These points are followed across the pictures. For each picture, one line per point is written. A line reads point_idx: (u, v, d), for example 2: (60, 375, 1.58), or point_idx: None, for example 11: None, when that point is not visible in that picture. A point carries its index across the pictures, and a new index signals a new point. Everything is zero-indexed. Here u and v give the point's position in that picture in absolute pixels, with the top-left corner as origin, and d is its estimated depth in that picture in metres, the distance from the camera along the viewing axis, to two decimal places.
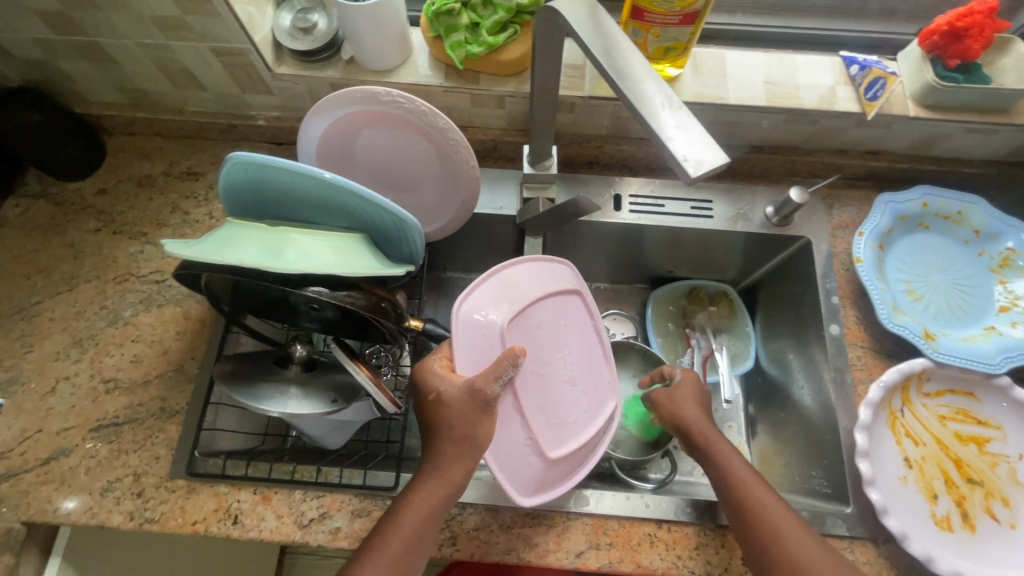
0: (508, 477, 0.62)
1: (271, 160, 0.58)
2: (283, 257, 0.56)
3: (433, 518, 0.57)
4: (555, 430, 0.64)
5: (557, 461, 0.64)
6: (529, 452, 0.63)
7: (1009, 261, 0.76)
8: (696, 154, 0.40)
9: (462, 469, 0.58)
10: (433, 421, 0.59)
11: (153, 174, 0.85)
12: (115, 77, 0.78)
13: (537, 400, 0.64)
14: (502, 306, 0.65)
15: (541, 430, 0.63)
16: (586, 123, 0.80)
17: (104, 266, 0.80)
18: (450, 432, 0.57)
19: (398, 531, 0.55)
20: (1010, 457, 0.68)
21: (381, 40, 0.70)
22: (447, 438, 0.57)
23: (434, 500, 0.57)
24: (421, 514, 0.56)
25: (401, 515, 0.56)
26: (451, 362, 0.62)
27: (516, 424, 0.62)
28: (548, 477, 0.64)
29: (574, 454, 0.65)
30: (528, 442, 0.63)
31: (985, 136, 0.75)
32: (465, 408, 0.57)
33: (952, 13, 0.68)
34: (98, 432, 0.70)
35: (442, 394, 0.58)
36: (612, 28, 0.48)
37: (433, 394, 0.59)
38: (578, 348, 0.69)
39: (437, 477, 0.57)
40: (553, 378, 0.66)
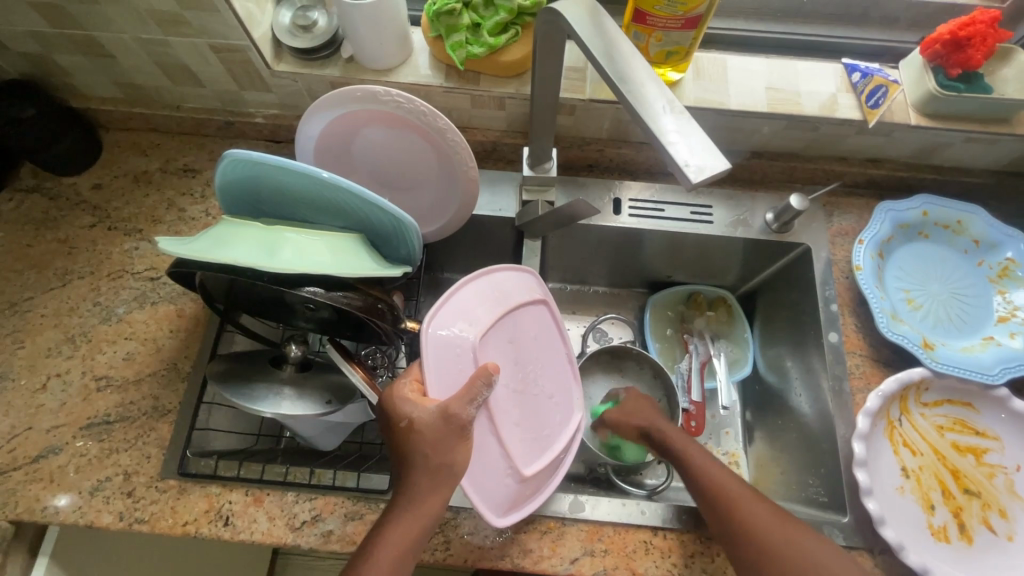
0: (485, 498, 0.61)
1: (268, 158, 0.58)
2: (279, 257, 0.55)
3: (411, 552, 0.54)
4: (528, 447, 0.65)
5: (533, 478, 0.64)
6: (503, 469, 0.63)
7: (1008, 271, 0.76)
8: (697, 159, 0.40)
9: (439, 497, 0.56)
10: (408, 450, 0.55)
11: (149, 170, 0.85)
12: (111, 72, 0.77)
13: (507, 417, 0.64)
14: (470, 324, 0.64)
15: (515, 447, 0.64)
16: (586, 126, 0.79)
17: (98, 262, 0.79)
18: (425, 460, 0.55)
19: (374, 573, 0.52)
20: (1008, 469, 0.68)
21: (381, 38, 0.69)
22: (422, 469, 0.55)
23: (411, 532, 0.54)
24: (395, 551, 0.53)
25: (378, 553, 0.53)
26: (421, 385, 0.59)
27: (490, 443, 0.62)
28: (522, 493, 0.64)
29: (546, 467, 0.66)
30: (503, 461, 0.63)
31: (985, 146, 0.75)
32: (440, 433, 0.55)
33: (954, 22, 0.67)
34: (89, 430, 0.69)
35: (416, 421, 0.55)
36: (613, 30, 0.47)
37: (405, 422, 0.55)
38: (544, 362, 0.70)
39: (411, 508, 0.55)
40: (522, 394, 0.67)
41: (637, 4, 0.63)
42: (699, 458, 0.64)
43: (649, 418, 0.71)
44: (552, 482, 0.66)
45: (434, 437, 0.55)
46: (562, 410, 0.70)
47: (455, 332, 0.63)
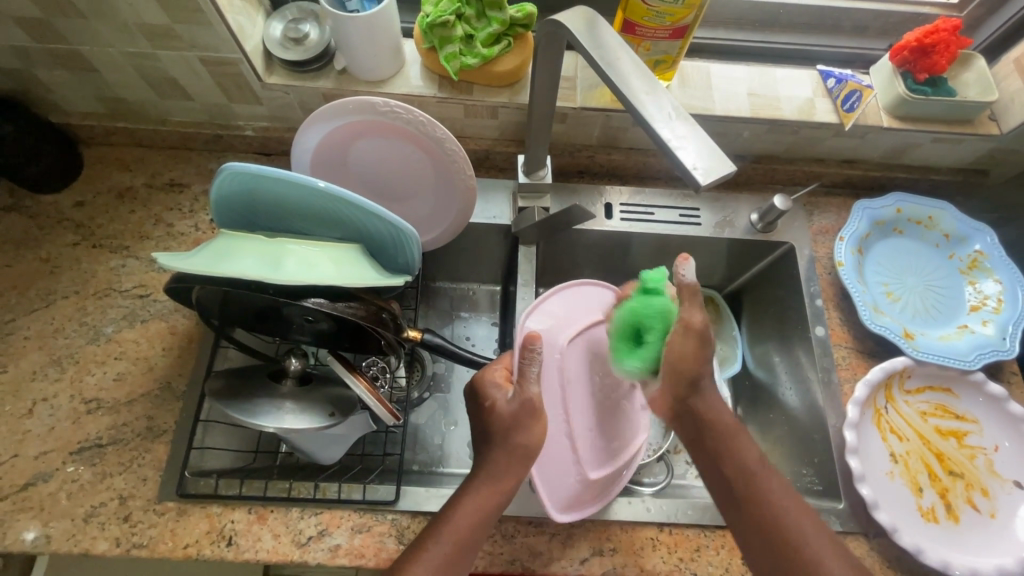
0: (547, 492, 0.65)
1: (267, 170, 0.58)
2: (285, 269, 0.55)
3: (469, 542, 0.54)
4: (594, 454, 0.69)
5: (596, 484, 0.67)
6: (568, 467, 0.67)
7: (977, 263, 0.80)
8: (704, 163, 0.41)
9: (505, 484, 0.56)
10: (489, 431, 0.58)
11: (134, 186, 0.83)
12: (95, 86, 0.75)
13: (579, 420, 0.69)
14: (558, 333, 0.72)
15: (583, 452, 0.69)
16: (577, 133, 0.81)
17: (83, 280, 0.77)
18: (505, 442, 0.57)
19: (443, 539, 0.53)
20: (987, 449, 0.71)
21: (375, 50, 0.70)
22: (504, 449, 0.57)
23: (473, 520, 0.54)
24: (470, 522, 0.54)
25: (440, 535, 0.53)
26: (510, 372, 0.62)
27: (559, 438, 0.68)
28: (582, 497, 0.67)
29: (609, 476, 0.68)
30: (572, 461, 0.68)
31: (952, 145, 0.80)
32: (518, 417, 0.57)
33: (920, 30, 0.72)
34: (81, 455, 0.67)
35: (498, 404, 0.58)
36: (613, 41, 0.49)
37: (490, 402, 0.59)
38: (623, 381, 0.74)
39: (477, 493, 0.56)
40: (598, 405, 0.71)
41: (626, 15, 0.66)
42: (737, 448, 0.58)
43: (696, 363, 0.58)
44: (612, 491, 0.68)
45: (512, 421, 0.58)
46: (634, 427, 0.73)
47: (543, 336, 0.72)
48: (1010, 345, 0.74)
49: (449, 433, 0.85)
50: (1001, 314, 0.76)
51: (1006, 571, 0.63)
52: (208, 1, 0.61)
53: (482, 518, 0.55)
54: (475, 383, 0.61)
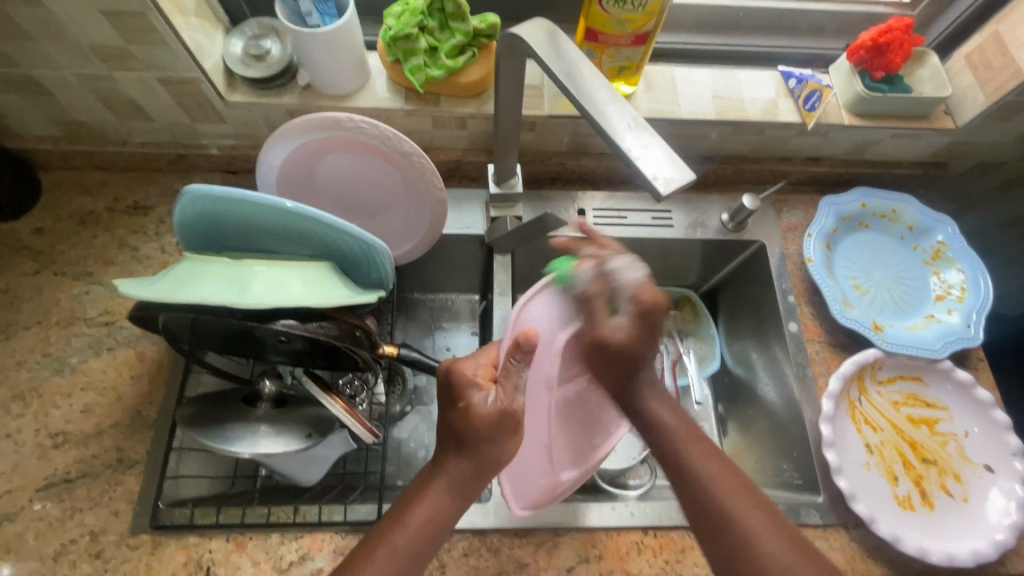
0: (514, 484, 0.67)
1: (231, 192, 0.57)
2: (252, 292, 0.54)
3: (424, 544, 0.53)
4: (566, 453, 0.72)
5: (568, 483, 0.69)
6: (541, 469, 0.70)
7: (940, 254, 0.83)
8: (665, 172, 0.41)
9: (466, 484, 0.55)
10: (462, 435, 0.55)
11: (96, 210, 0.81)
12: (50, 110, 0.73)
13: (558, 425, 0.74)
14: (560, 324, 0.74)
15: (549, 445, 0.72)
16: (547, 140, 0.81)
17: (45, 310, 0.74)
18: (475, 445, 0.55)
19: (398, 540, 0.52)
20: (958, 435, 0.73)
21: (339, 65, 0.69)
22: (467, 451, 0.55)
23: (429, 522, 0.54)
24: (425, 522, 0.53)
25: (395, 532, 0.53)
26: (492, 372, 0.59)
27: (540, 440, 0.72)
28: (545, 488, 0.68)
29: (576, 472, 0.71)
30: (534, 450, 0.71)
31: (910, 140, 0.82)
32: (495, 428, 0.55)
33: (874, 30, 0.74)
34: (48, 491, 0.65)
35: (475, 406, 0.55)
36: (572, 52, 0.49)
37: (462, 403, 0.55)
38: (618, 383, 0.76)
39: (433, 496, 0.55)
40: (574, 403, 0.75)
41: (588, 23, 0.66)
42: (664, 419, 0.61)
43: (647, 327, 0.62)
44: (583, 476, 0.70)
45: (486, 429, 0.55)
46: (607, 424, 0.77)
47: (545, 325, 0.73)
48: (974, 333, 0.76)
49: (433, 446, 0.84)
50: (965, 303, 0.78)
51: (980, 554, 0.65)
52: (162, 21, 0.60)
53: (436, 518, 0.54)
54: (451, 374, 0.56)
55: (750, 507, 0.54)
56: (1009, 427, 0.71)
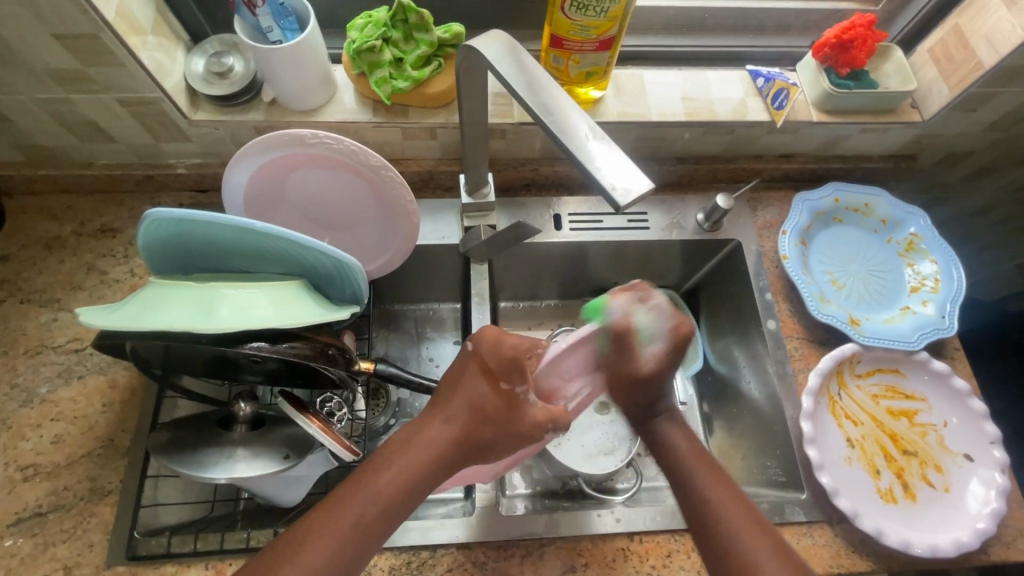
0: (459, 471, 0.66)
1: (193, 214, 0.56)
2: (218, 316, 0.53)
3: (389, 516, 0.49)
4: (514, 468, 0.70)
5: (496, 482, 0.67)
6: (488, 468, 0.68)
7: (914, 245, 0.83)
8: (623, 182, 0.41)
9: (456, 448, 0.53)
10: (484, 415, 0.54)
11: (63, 235, 0.79)
12: (9, 134, 0.72)
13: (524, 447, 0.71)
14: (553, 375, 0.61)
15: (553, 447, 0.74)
16: (519, 148, 0.81)
17: (12, 340, 0.72)
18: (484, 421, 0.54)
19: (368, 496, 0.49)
20: (937, 426, 0.74)
21: (303, 80, 0.68)
22: (468, 414, 0.54)
23: (401, 489, 0.50)
24: (398, 486, 0.50)
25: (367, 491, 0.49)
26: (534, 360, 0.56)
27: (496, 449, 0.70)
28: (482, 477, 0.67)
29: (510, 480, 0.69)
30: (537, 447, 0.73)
31: (879, 135, 0.82)
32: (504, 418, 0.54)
33: (837, 27, 0.74)
34: (19, 526, 0.63)
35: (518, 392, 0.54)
36: (531, 64, 0.49)
37: (508, 386, 0.54)
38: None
39: (410, 457, 0.51)
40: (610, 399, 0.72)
41: (552, 30, 0.66)
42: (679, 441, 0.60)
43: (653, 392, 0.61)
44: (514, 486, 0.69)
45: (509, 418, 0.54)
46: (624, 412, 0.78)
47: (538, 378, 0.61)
48: (949, 323, 0.77)
49: None
50: (939, 293, 0.79)
51: (963, 544, 0.65)
52: (118, 42, 0.59)
53: (411, 486, 0.50)
54: (500, 342, 0.54)
55: (753, 535, 0.51)
56: (986, 416, 0.72)
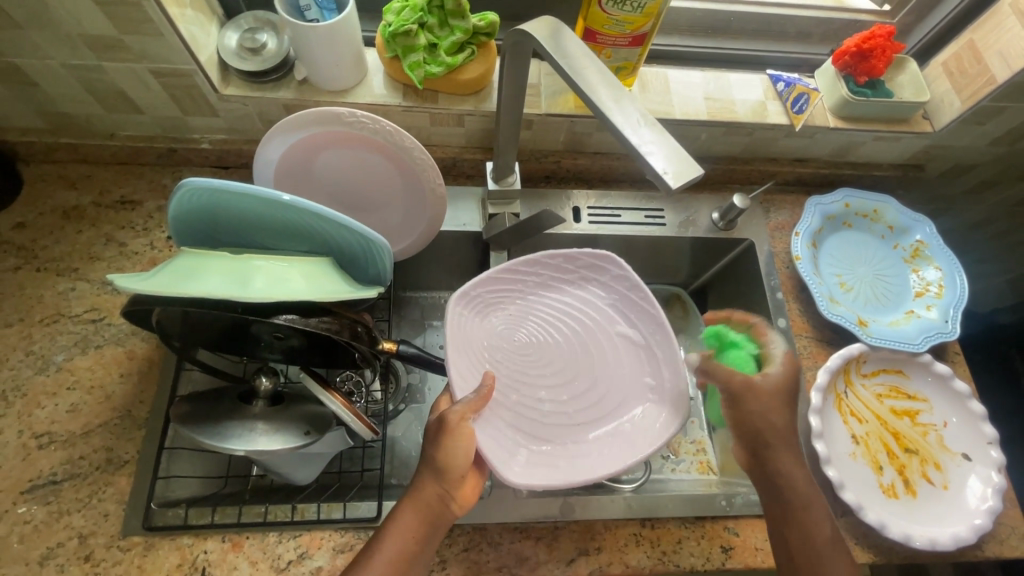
0: (462, 334, 0.68)
1: (231, 185, 0.56)
2: (254, 286, 0.53)
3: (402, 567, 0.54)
4: (501, 326, 0.71)
5: (487, 313, 0.71)
6: (481, 325, 0.70)
7: (919, 252, 0.86)
8: (674, 167, 0.42)
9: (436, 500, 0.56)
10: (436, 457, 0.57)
11: (81, 204, 0.78)
12: (34, 100, 0.71)
13: (512, 330, 0.72)
14: (537, 436, 0.67)
15: (501, 337, 0.71)
16: (543, 139, 0.83)
17: (28, 307, 0.72)
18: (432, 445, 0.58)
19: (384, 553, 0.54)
20: (937, 426, 0.76)
21: (336, 60, 0.69)
22: (428, 463, 0.57)
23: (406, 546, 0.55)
24: (406, 541, 0.55)
25: (389, 539, 0.55)
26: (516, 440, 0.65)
27: (484, 334, 0.70)
28: (472, 315, 0.70)
29: (495, 309, 0.72)
30: (491, 349, 0.70)
31: (891, 143, 0.85)
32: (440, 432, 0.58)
33: (858, 36, 0.77)
34: (33, 494, 0.63)
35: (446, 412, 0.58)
36: (582, 52, 0.50)
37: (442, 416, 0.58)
38: (644, 321, 0.72)
39: (409, 513, 0.56)
40: (572, 336, 0.73)
41: (587, 23, 0.67)
42: (803, 505, 0.62)
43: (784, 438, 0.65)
44: (493, 311, 0.72)
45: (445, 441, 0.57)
46: (577, 281, 0.74)
47: (524, 464, 0.63)
48: (952, 327, 0.79)
49: None
50: (943, 299, 0.82)
51: (961, 539, 0.68)
52: (158, 10, 0.59)
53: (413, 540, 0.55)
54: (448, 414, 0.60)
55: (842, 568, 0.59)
56: (985, 417, 0.75)
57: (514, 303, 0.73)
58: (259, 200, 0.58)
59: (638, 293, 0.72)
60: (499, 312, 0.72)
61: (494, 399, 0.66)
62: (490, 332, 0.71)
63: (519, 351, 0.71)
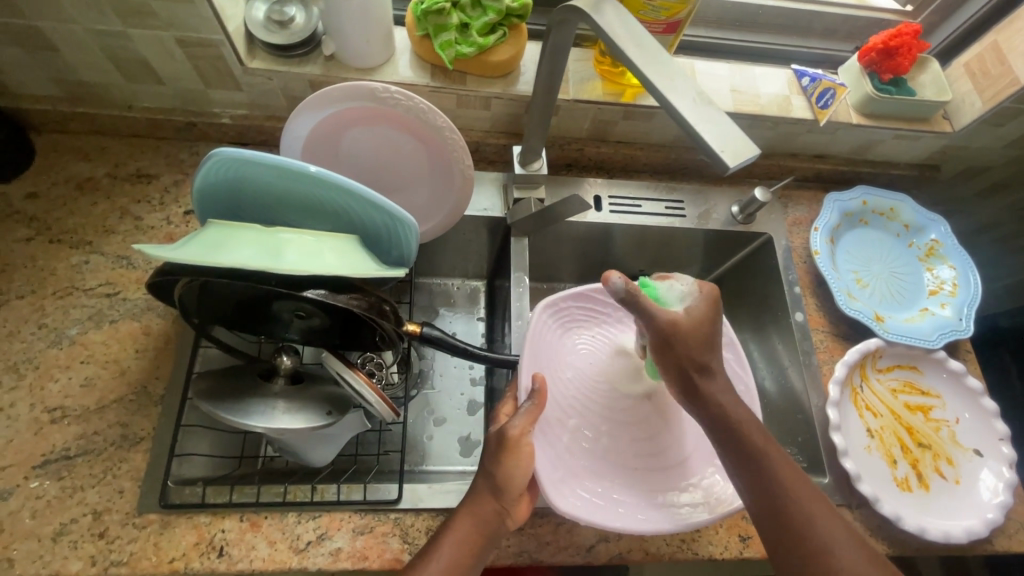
0: (541, 347, 0.69)
1: (262, 157, 0.55)
2: (286, 259, 0.52)
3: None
4: (579, 350, 0.73)
5: (566, 331, 0.73)
6: (559, 344, 0.72)
7: (934, 251, 0.87)
8: (731, 147, 0.43)
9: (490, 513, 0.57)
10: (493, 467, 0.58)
11: (95, 176, 0.77)
12: (51, 66, 0.69)
13: (591, 357, 0.73)
14: (593, 469, 0.66)
15: (581, 358, 0.73)
16: (568, 126, 0.82)
17: (40, 279, 0.70)
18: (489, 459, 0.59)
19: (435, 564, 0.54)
20: (950, 422, 0.77)
21: (366, 36, 0.68)
22: (485, 475, 0.58)
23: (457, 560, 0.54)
24: (459, 554, 0.55)
25: (441, 549, 0.55)
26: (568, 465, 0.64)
27: (562, 353, 0.72)
28: (552, 329, 0.72)
29: (574, 333, 0.74)
30: (571, 367, 0.72)
31: (910, 142, 0.86)
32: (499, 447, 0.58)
33: (884, 34, 0.77)
34: (45, 469, 0.61)
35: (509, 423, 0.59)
36: (636, 28, 0.50)
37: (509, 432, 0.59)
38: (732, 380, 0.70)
39: (463, 523, 0.56)
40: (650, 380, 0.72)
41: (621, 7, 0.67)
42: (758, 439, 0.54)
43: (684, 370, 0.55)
44: (572, 333, 0.73)
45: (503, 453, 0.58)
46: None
47: (571, 487, 0.62)
48: (966, 325, 0.80)
49: (438, 431, 0.83)
50: (957, 297, 0.83)
51: (973, 532, 0.68)
52: None
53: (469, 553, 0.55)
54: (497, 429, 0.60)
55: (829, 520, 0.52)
56: (997, 414, 0.76)
57: (592, 326, 0.75)
58: (291, 174, 0.57)
59: (733, 352, 0.70)
60: (581, 333, 0.74)
61: (557, 416, 0.67)
62: (570, 349, 0.73)
63: (595, 381, 0.72)
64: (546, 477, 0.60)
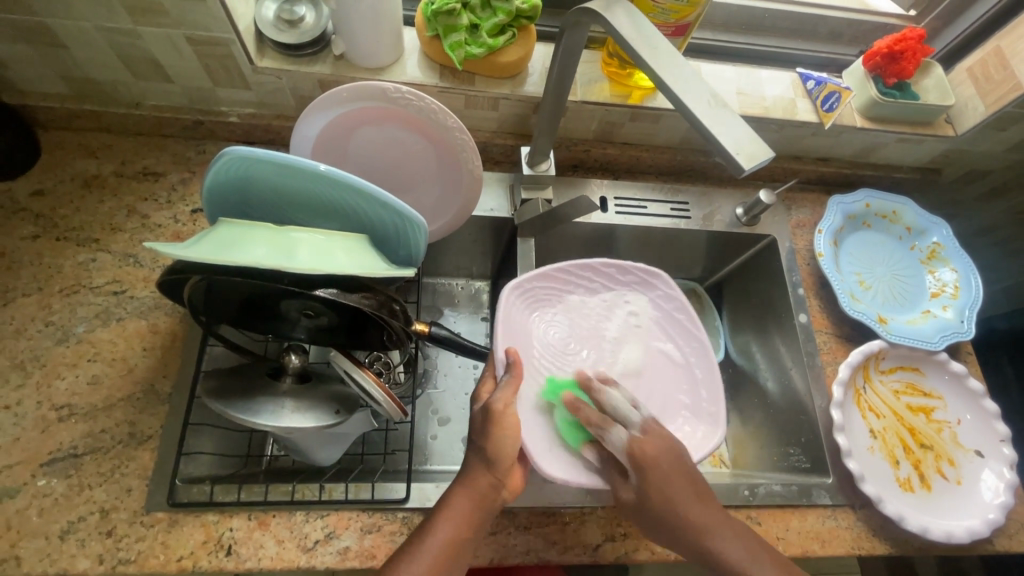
0: (509, 325, 0.68)
1: (275, 155, 0.55)
2: (299, 258, 0.52)
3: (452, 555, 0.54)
4: (547, 321, 0.73)
5: (533, 306, 0.72)
6: (527, 318, 0.71)
7: (935, 254, 0.88)
8: (745, 148, 0.43)
9: (489, 491, 0.57)
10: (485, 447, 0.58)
11: (102, 174, 0.76)
12: (60, 63, 0.69)
13: (560, 325, 0.73)
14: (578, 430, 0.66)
15: (550, 329, 0.72)
16: (575, 127, 0.83)
17: (47, 277, 0.70)
18: (478, 434, 0.59)
19: (434, 537, 0.54)
20: (951, 423, 0.78)
21: (377, 36, 0.68)
22: (478, 448, 0.59)
23: (455, 534, 0.55)
24: (457, 527, 0.55)
25: (440, 522, 0.55)
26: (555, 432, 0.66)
27: (531, 328, 0.71)
28: (519, 306, 0.70)
29: (544, 305, 0.73)
30: (542, 341, 0.71)
31: (914, 146, 0.87)
32: (485, 422, 0.59)
33: (890, 38, 0.78)
34: (52, 467, 0.61)
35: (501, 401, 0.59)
36: (649, 28, 0.50)
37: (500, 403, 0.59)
38: (684, 338, 0.73)
39: (461, 497, 0.56)
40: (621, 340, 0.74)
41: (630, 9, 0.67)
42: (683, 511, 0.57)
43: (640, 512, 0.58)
44: (539, 306, 0.73)
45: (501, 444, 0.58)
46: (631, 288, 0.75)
47: (560, 452, 0.64)
48: (968, 327, 0.81)
49: (442, 431, 0.84)
50: (958, 299, 0.83)
51: (975, 532, 0.69)
52: None
53: (468, 524, 0.55)
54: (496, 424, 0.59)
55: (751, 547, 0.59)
56: (998, 415, 0.76)
57: (562, 296, 0.74)
58: (302, 173, 0.57)
59: (683, 313, 0.74)
60: (549, 308, 0.73)
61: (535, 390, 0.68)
62: (539, 325, 0.72)
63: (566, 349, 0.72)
64: (534, 449, 0.61)
